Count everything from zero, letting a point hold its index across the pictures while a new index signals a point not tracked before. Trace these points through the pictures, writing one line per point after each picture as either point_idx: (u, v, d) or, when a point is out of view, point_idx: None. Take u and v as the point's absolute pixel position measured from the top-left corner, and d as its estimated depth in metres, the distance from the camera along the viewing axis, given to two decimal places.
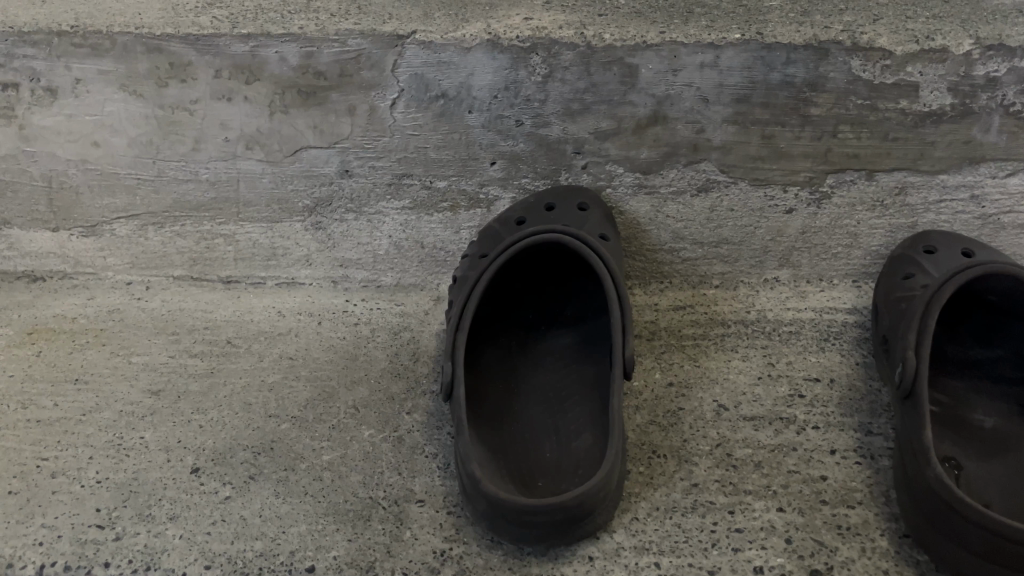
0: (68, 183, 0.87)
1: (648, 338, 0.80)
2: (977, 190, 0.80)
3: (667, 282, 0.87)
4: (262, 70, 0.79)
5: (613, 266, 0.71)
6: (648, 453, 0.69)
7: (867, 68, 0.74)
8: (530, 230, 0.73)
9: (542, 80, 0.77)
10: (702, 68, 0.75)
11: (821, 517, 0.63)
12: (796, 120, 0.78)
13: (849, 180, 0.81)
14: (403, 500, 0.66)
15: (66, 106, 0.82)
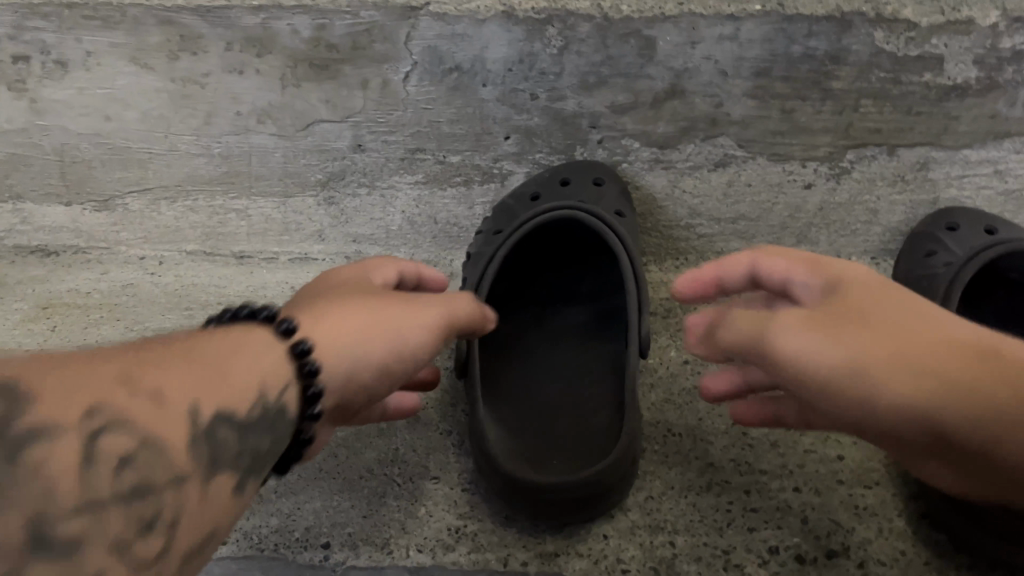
0: (81, 157, 0.87)
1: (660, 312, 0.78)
2: (1000, 165, 0.79)
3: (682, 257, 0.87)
4: (273, 43, 0.77)
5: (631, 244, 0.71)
6: (663, 432, 0.68)
7: (890, 40, 0.72)
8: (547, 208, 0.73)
9: (558, 52, 0.76)
10: (722, 41, 0.73)
11: (838, 498, 0.63)
12: (817, 94, 0.76)
13: (870, 155, 0.80)
14: (418, 476, 0.66)
15: (77, 79, 0.82)
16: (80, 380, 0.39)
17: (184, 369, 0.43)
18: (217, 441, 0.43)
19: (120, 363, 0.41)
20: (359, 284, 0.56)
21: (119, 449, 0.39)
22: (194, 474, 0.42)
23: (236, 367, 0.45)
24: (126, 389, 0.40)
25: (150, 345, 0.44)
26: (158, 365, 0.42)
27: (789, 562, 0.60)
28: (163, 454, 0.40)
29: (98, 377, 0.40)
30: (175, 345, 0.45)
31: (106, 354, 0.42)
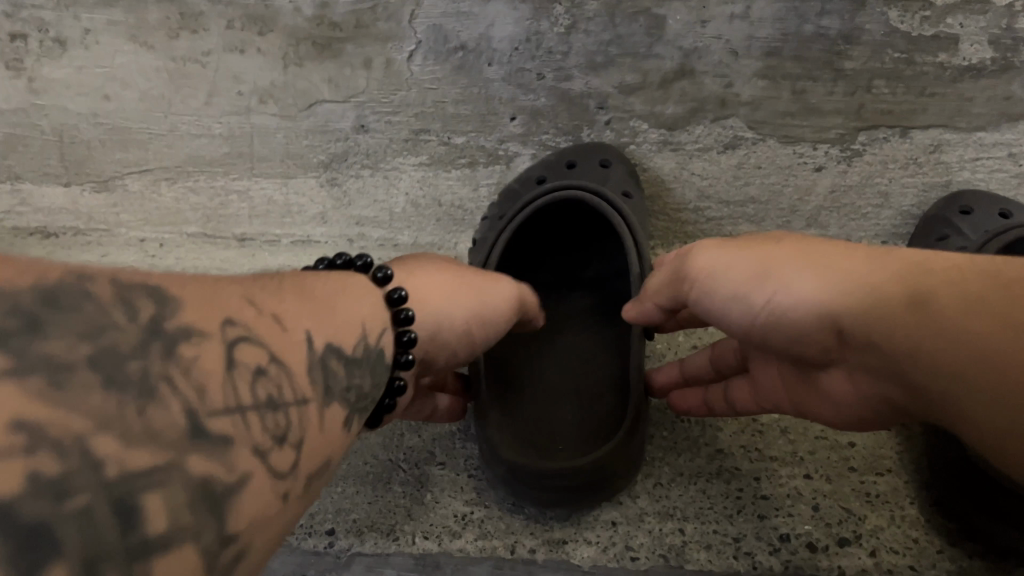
0: (79, 137, 0.86)
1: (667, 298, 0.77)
2: (1014, 147, 0.78)
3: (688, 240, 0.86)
4: (275, 21, 0.76)
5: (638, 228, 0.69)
6: (673, 418, 0.67)
7: (905, 19, 0.71)
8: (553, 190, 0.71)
9: (565, 31, 0.74)
10: (733, 20, 0.72)
11: (849, 485, 0.62)
12: (829, 75, 0.75)
13: (882, 138, 0.78)
14: (424, 462, 0.65)
15: (75, 57, 0.80)
16: (217, 295, 0.41)
17: (304, 305, 0.45)
18: (333, 369, 0.44)
19: (248, 291, 0.43)
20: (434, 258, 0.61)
21: (254, 361, 0.39)
22: (315, 399, 0.43)
23: (349, 304, 0.48)
24: (258, 313, 0.42)
25: (268, 279, 0.46)
26: (281, 299, 0.44)
27: (800, 550, 0.59)
28: (289, 376, 0.41)
29: (226, 298, 0.41)
30: (293, 282, 0.47)
31: (235, 279, 0.44)
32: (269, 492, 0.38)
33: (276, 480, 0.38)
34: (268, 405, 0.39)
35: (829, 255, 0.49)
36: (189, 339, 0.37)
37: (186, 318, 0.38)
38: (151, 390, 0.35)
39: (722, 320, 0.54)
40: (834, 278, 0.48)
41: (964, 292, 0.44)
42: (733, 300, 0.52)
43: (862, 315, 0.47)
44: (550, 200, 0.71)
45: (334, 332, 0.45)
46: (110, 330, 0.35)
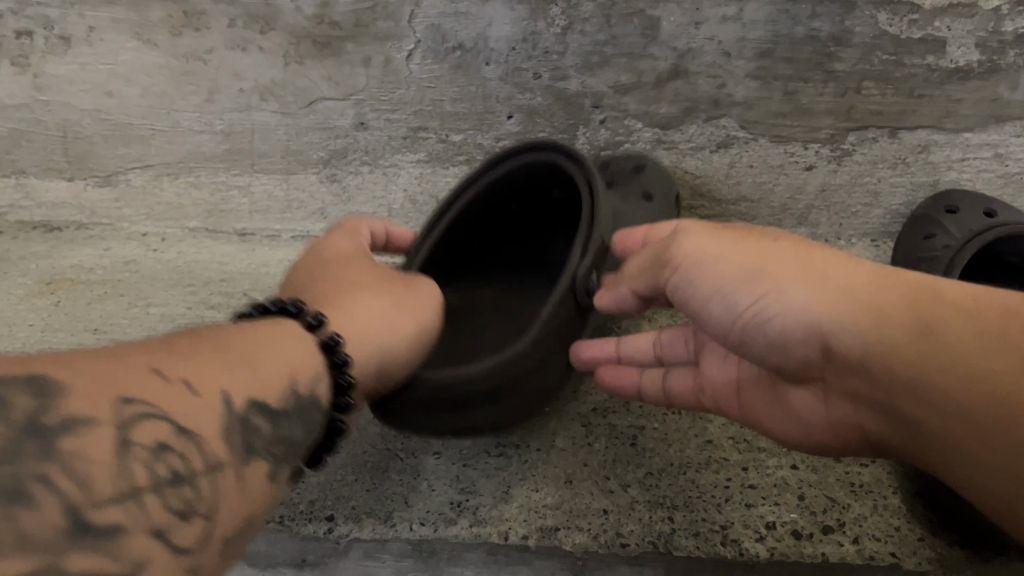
0: (82, 133, 0.87)
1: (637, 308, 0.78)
2: (1001, 148, 0.79)
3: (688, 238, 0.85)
4: (276, 19, 0.78)
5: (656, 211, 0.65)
6: (663, 410, 0.68)
7: (895, 22, 0.73)
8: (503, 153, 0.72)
9: (561, 31, 0.76)
10: (726, 21, 0.74)
11: (834, 475, 0.64)
12: (820, 76, 0.76)
13: (871, 138, 0.80)
14: (420, 452, 0.67)
15: (80, 54, 0.82)
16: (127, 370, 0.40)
17: (223, 366, 0.45)
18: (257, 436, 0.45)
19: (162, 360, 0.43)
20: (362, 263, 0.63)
21: (150, 439, 0.39)
22: (229, 461, 0.43)
23: (269, 356, 0.49)
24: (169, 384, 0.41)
25: (184, 342, 0.46)
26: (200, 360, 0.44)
27: (785, 538, 0.61)
28: (200, 446, 0.41)
29: (130, 368, 0.41)
30: (214, 340, 0.47)
31: (145, 348, 0.44)
32: (172, 572, 0.37)
33: (178, 556, 0.38)
34: (179, 481, 0.39)
35: (833, 269, 0.48)
36: (77, 423, 0.37)
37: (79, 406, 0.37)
38: (24, 492, 0.34)
39: (697, 313, 0.54)
40: (832, 292, 0.47)
41: (976, 325, 0.44)
42: (717, 295, 0.51)
43: (855, 334, 0.46)
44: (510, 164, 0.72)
45: (251, 387, 0.46)
46: None
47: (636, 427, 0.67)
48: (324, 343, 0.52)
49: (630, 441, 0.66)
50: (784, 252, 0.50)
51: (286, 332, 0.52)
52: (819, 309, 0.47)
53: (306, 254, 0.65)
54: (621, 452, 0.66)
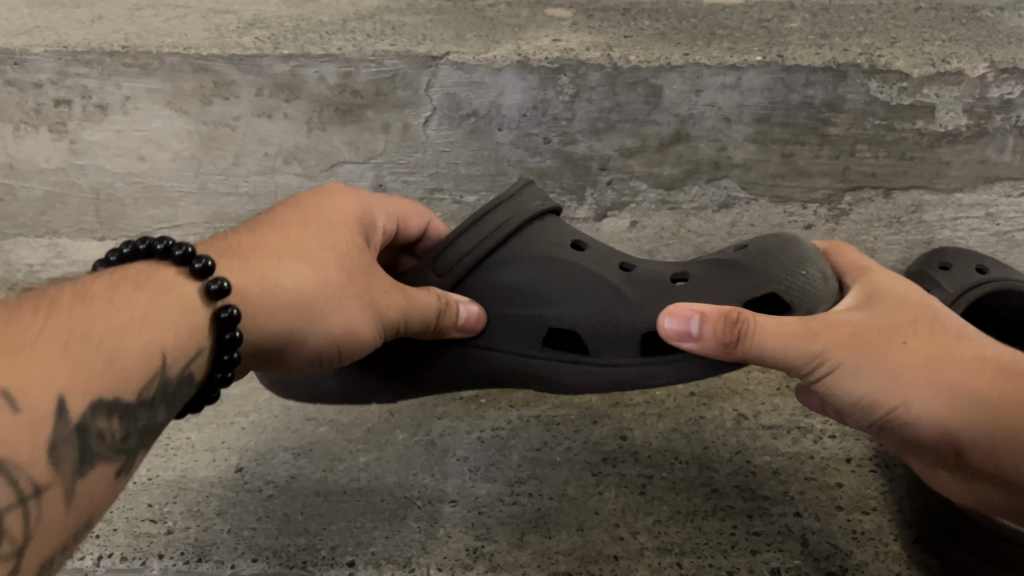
0: (115, 195, 0.92)
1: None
2: (991, 208, 0.83)
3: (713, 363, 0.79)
4: (302, 89, 0.82)
5: (662, 265, 0.62)
6: (671, 459, 0.71)
7: (884, 89, 0.77)
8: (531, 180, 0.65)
9: (569, 99, 0.81)
10: (724, 89, 0.78)
11: (837, 523, 0.66)
12: (815, 139, 0.80)
13: (867, 198, 0.83)
14: (436, 500, 0.69)
15: (116, 121, 0.86)
16: (29, 334, 0.39)
17: (137, 321, 0.44)
18: (168, 371, 0.45)
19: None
20: (312, 225, 0.57)
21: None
22: (59, 477, 0.38)
23: (105, 309, 0.43)
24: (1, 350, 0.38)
25: (11, 312, 0.40)
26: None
27: None
28: (15, 471, 0.36)
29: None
30: (44, 302, 0.42)
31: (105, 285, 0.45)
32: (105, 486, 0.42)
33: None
34: (99, 411, 0.40)
35: (944, 369, 0.52)
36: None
37: (31, 399, 0.37)
38: None
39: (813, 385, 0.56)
40: (942, 397, 0.52)
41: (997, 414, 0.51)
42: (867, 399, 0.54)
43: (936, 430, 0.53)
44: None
45: (165, 339, 0.45)
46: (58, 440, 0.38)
47: (645, 476, 0.70)
48: (195, 271, 0.48)
49: (639, 490, 0.69)
50: (875, 334, 0.53)
51: (138, 283, 0.46)
52: (944, 417, 0.52)
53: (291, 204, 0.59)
54: (630, 501, 0.68)
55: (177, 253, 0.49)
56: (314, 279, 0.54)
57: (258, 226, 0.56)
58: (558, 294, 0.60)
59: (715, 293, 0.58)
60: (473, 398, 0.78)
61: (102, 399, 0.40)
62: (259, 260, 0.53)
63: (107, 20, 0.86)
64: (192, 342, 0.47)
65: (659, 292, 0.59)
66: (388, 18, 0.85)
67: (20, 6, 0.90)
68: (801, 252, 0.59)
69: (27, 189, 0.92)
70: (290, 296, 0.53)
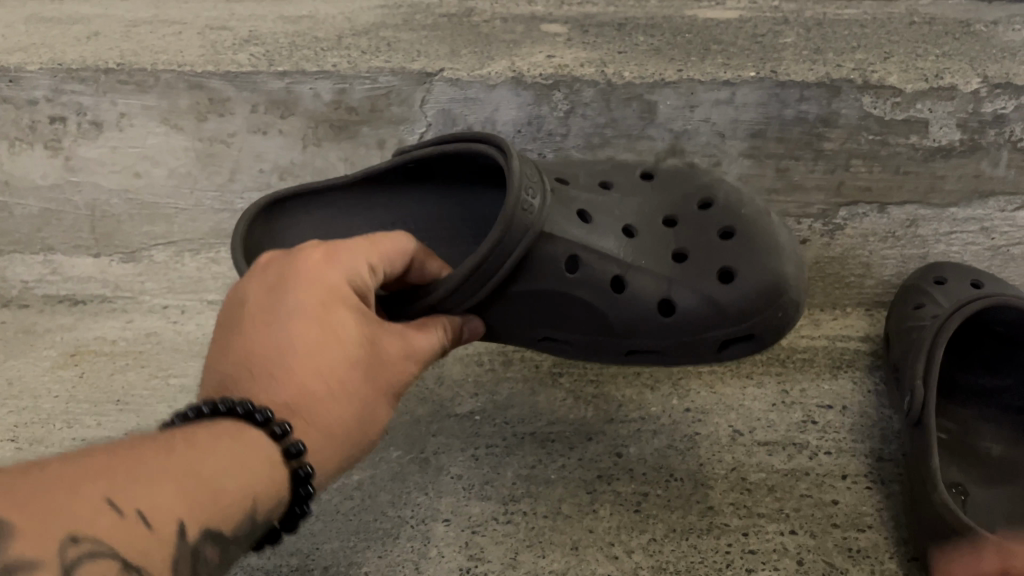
0: (111, 212, 0.91)
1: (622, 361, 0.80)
2: (986, 222, 0.82)
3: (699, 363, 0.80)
4: (297, 105, 0.82)
5: (653, 269, 0.67)
6: (666, 476, 0.72)
7: (878, 104, 0.77)
8: (515, 156, 0.61)
9: (564, 115, 0.81)
10: (718, 105, 0.78)
11: (833, 541, 0.67)
12: (810, 154, 0.80)
13: (861, 213, 0.83)
14: (430, 519, 0.70)
15: (111, 138, 0.86)
16: (151, 469, 0.43)
17: (240, 469, 0.47)
18: (256, 519, 0.48)
19: (80, 485, 0.41)
20: (329, 346, 0.52)
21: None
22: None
23: (207, 457, 0.46)
24: (130, 480, 0.42)
25: (138, 448, 0.45)
26: (128, 476, 0.42)
27: None
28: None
29: (81, 498, 0.40)
30: (160, 443, 0.46)
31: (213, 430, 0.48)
32: None
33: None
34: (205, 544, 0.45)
35: None
36: None
37: (154, 526, 0.42)
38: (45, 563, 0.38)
39: None
40: None
41: None
42: None
43: None
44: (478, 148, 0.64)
45: (259, 489, 0.48)
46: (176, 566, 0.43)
47: (640, 493, 0.70)
48: (272, 433, 0.48)
49: (634, 508, 0.70)
50: None
51: (226, 428, 0.48)
52: None
53: (286, 329, 0.52)
54: (626, 519, 0.69)
55: (255, 416, 0.48)
56: (352, 407, 0.53)
57: (272, 353, 0.52)
58: (554, 315, 0.68)
59: (692, 323, 0.66)
60: (467, 415, 0.77)
61: (205, 532, 0.45)
62: (297, 406, 0.51)
63: (103, 37, 0.86)
64: (279, 490, 0.49)
65: (646, 313, 0.67)
66: (383, 34, 0.85)
67: (17, 23, 0.90)
68: (772, 281, 0.65)
69: (23, 206, 0.92)
70: (336, 431, 0.52)
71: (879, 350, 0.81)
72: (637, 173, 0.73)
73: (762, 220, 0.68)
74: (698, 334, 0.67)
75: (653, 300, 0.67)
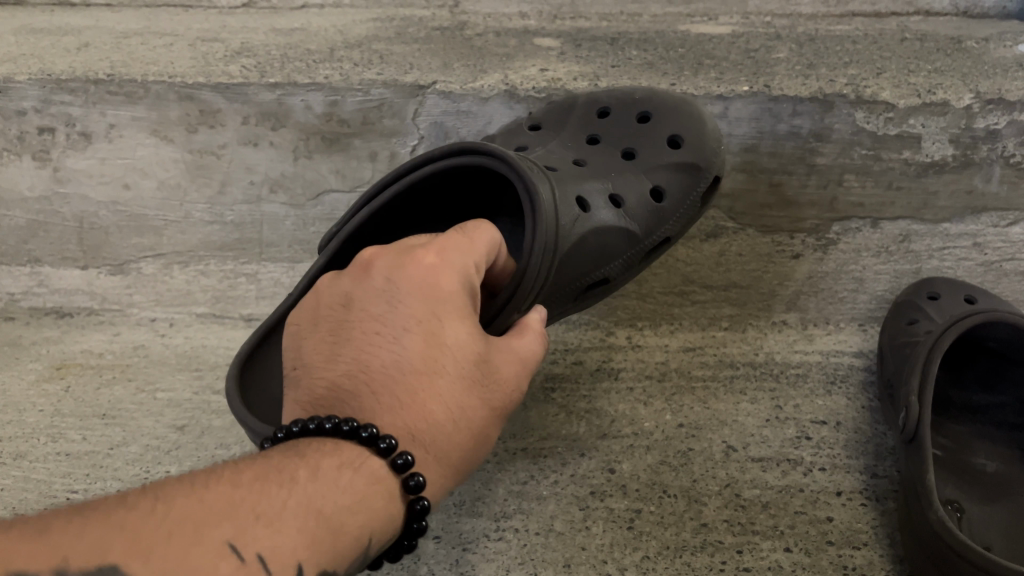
0: (99, 224, 0.91)
1: (615, 376, 0.80)
2: (979, 238, 0.82)
3: (692, 372, 0.80)
4: (288, 117, 0.82)
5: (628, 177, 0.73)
6: (659, 492, 0.71)
7: (870, 120, 0.76)
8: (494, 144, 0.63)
9: None
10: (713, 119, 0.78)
11: (828, 558, 0.67)
12: (803, 169, 0.79)
13: (854, 228, 0.82)
14: (420, 536, 0.70)
15: (100, 150, 0.85)
16: (275, 506, 0.44)
17: (353, 504, 0.47)
18: (372, 550, 0.48)
19: (205, 528, 0.41)
20: (439, 365, 0.52)
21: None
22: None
23: (327, 489, 0.46)
24: (253, 519, 0.42)
25: (256, 478, 0.45)
26: (251, 517, 0.42)
27: None
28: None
29: (209, 539, 0.40)
30: (281, 471, 0.46)
31: (327, 461, 0.48)
32: None
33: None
34: None
35: None
36: None
37: (276, 571, 0.41)
38: None
39: None
40: None
41: None
42: None
43: None
44: (444, 163, 0.65)
45: (374, 525, 0.48)
46: None
47: (633, 509, 0.70)
48: (393, 463, 0.49)
49: (627, 525, 0.69)
50: None
51: (348, 456, 0.48)
52: None
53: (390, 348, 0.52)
54: (619, 536, 0.69)
55: (379, 444, 0.49)
56: (469, 424, 0.53)
57: (385, 369, 0.52)
58: (600, 254, 0.71)
59: (682, 198, 0.74)
60: None
61: (323, 573, 0.45)
62: (412, 424, 0.51)
63: (93, 48, 0.86)
64: (389, 521, 0.50)
65: (655, 210, 0.74)
66: (376, 47, 0.85)
67: (7, 33, 0.90)
68: (708, 141, 0.74)
69: (10, 218, 0.91)
70: (450, 445, 0.52)
71: (872, 366, 0.81)
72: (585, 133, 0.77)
73: (658, 92, 0.77)
74: (690, 206, 0.75)
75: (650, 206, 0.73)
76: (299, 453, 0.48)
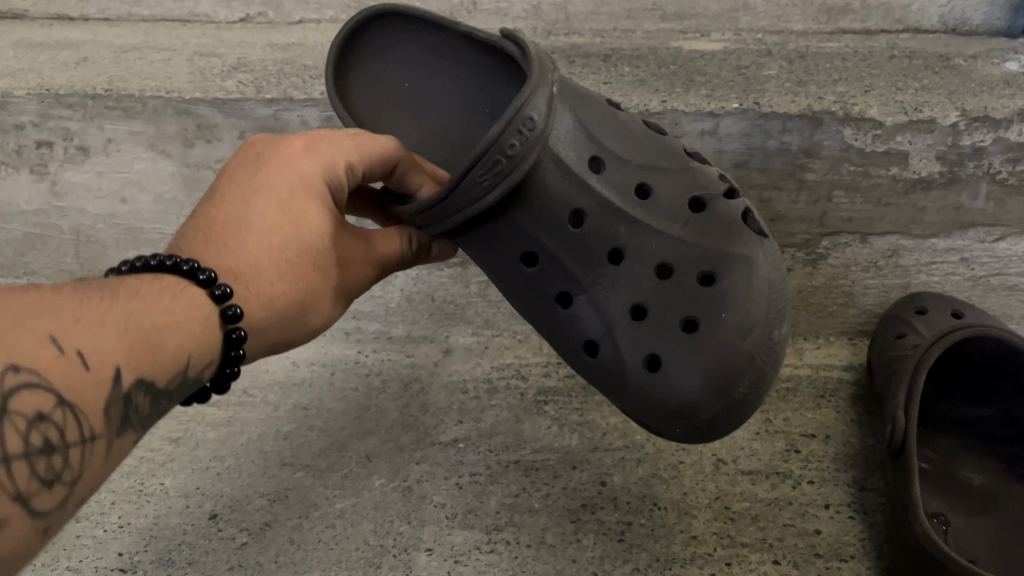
0: (96, 237, 0.92)
1: None
2: (966, 253, 0.84)
3: None
4: (285, 132, 0.83)
5: (637, 268, 0.61)
6: (650, 505, 0.72)
7: (858, 137, 0.78)
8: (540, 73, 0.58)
9: None
10: (703, 135, 0.79)
11: (816, 570, 0.68)
12: (793, 185, 0.81)
13: (843, 243, 0.84)
14: (412, 548, 0.70)
15: (97, 163, 0.86)
16: (99, 313, 0.45)
17: (176, 327, 0.49)
18: (188, 375, 0.50)
19: (29, 319, 0.43)
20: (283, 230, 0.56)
21: (31, 409, 0.41)
22: (105, 432, 0.45)
23: (148, 307, 0.48)
24: (75, 319, 0.44)
25: (86, 292, 0.47)
26: (74, 317, 0.44)
27: None
28: (78, 418, 0.43)
29: (30, 329, 0.42)
30: (108, 290, 0.48)
31: (155, 291, 0.50)
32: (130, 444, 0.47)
33: (33, 519, 0.41)
34: (139, 389, 0.46)
35: None
36: (19, 418, 0.40)
37: (94, 366, 0.44)
38: None
39: None
40: None
41: None
42: None
43: None
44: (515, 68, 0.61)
45: (193, 347, 0.50)
46: (113, 411, 0.45)
47: (624, 522, 0.71)
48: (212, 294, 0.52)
49: (618, 537, 0.70)
50: None
51: (167, 284, 0.51)
52: None
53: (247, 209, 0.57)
54: (610, 550, 0.69)
55: (198, 276, 0.52)
56: (294, 290, 0.57)
57: (231, 223, 0.56)
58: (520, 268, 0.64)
59: (648, 337, 0.60)
60: (452, 442, 0.77)
61: (141, 381, 0.46)
62: (246, 270, 0.55)
63: (92, 63, 0.87)
64: (208, 354, 0.52)
65: (603, 299, 0.62)
66: None
67: (5, 48, 0.90)
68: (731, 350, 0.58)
69: (7, 231, 0.92)
70: (275, 303, 0.56)
71: (860, 379, 0.82)
72: (694, 196, 0.63)
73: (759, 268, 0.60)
74: (642, 347, 0.61)
75: (586, 335, 0.63)
76: (126, 283, 0.50)
